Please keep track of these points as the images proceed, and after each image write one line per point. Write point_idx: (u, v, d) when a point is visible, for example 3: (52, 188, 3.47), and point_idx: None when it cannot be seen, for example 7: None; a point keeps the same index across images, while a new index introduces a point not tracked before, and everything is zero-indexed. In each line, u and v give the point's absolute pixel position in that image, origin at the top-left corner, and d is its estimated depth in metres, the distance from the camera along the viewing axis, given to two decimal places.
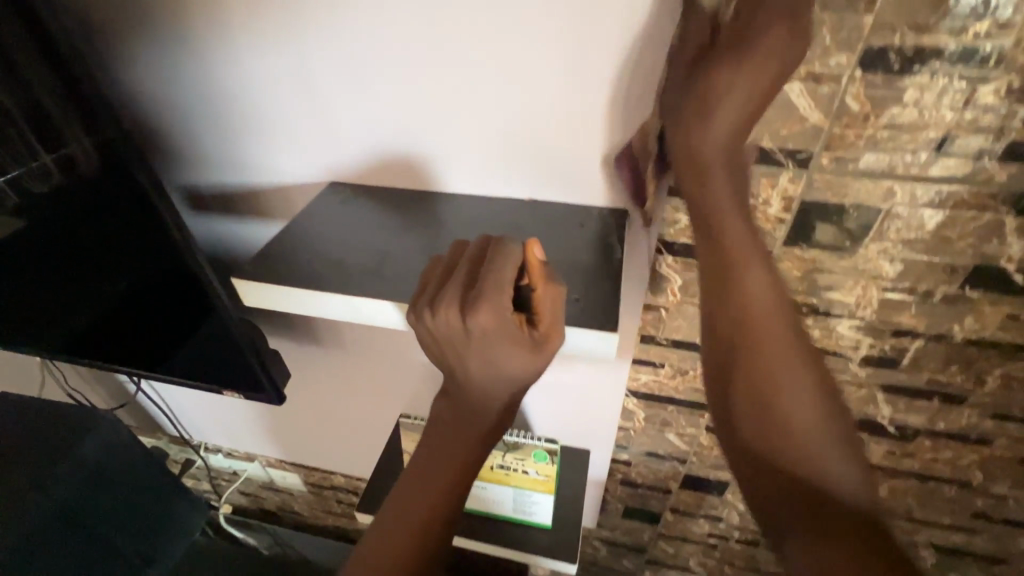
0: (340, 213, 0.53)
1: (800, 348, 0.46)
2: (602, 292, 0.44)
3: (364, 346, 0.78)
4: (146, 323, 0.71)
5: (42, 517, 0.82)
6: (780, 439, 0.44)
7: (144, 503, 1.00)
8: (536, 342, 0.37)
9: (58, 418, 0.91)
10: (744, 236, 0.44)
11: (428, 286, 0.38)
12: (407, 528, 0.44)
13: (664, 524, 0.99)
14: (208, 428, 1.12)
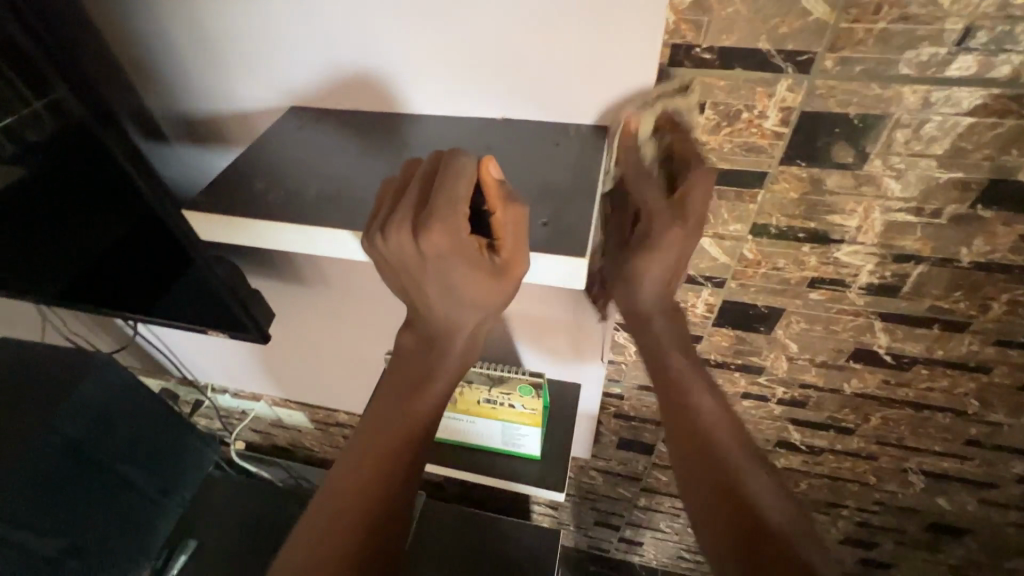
0: (300, 139, 0.50)
1: (717, 394, 0.54)
2: (573, 215, 0.39)
3: (349, 284, 0.76)
4: (123, 266, 0.69)
5: (52, 452, 0.85)
6: (704, 440, 0.51)
7: (151, 439, 1.03)
8: (497, 267, 0.36)
9: (57, 360, 0.92)
10: (678, 249, 0.48)
11: (382, 208, 0.36)
12: (378, 449, 0.48)
13: (657, 455, 1.01)
14: (210, 370, 1.14)
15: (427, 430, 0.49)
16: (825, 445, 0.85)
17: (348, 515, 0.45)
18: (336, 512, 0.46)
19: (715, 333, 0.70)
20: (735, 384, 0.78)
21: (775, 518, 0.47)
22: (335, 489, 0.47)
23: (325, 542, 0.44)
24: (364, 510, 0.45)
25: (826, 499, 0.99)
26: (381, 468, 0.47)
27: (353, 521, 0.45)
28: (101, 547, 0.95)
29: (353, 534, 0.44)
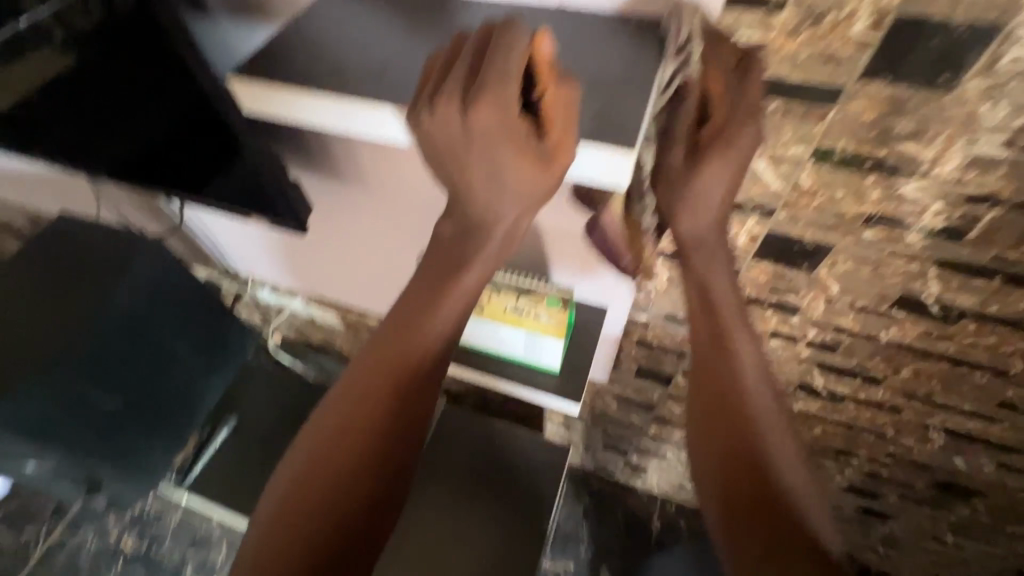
0: (343, 14, 0.48)
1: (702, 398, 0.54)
2: (622, 108, 0.38)
3: (388, 183, 0.76)
4: (172, 147, 0.70)
5: (111, 322, 0.93)
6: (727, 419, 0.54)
7: (202, 317, 1.10)
8: (544, 151, 0.35)
9: (114, 239, 0.98)
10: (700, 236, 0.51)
11: (427, 83, 0.36)
12: (400, 347, 0.50)
13: (674, 386, 1.03)
14: (250, 263, 1.19)
15: (447, 337, 0.51)
16: (848, 393, 0.84)
17: (370, 401, 0.50)
18: (359, 397, 0.50)
19: (754, 267, 0.68)
20: (765, 322, 0.76)
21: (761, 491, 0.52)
22: (365, 366, 0.51)
23: (348, 423, 0.50)
24: (385, 401, 0.50)
25: (837, 446, 1.00)
26: (402, 367, 0.50)
27: (376, 411, 0.50)
28: (160, 409, 1.05)
29: (372, 419, 0.50)
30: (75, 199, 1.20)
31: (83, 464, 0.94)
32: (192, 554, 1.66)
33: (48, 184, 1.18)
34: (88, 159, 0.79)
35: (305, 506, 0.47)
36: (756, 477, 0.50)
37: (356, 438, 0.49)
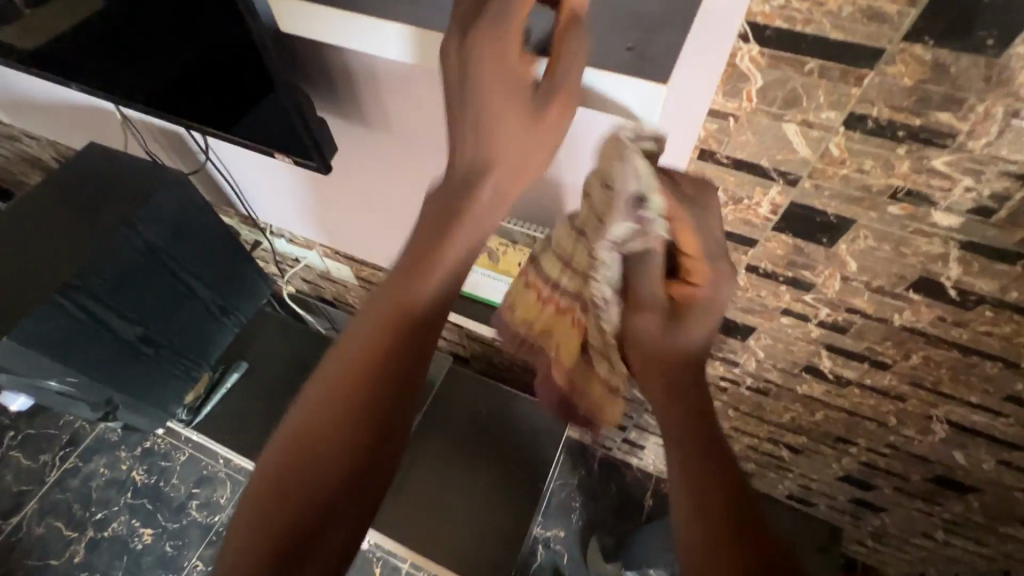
0: None
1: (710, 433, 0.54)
2: (657, 39, 0.49)
3: (413, 131, 0.77)
4: (202, 76, 0.71)
5: (132, 249, 0.94)
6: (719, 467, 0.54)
7: (217, 259, 1.12)
8: (542, 97, 0.48)
9: (139, 169, 0.99)
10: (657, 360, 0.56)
11: (461, 12, 0.47)
12: (392, 306, 0.52)
13: None
14: (269, 210, 1.20)
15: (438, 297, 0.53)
16: (854, 378, 0.84)
17: (360, 362, 0.52)
18: (352, 359, 0.52)
19: (772, 239, 0.68)
20: (778, 298, 0.76)
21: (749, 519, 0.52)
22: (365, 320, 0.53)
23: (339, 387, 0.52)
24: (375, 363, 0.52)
25: (837, 433, 1.00)
26: (391, 329, 0.52)
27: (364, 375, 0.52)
28: (170, 342, 1.08)
29: (360, 383, 0.52)
30: (104, 132, 1.21)
31: (98, 388, 0.98)
32: (197, 491, 1.73)
33: (79, 115, 1.20)
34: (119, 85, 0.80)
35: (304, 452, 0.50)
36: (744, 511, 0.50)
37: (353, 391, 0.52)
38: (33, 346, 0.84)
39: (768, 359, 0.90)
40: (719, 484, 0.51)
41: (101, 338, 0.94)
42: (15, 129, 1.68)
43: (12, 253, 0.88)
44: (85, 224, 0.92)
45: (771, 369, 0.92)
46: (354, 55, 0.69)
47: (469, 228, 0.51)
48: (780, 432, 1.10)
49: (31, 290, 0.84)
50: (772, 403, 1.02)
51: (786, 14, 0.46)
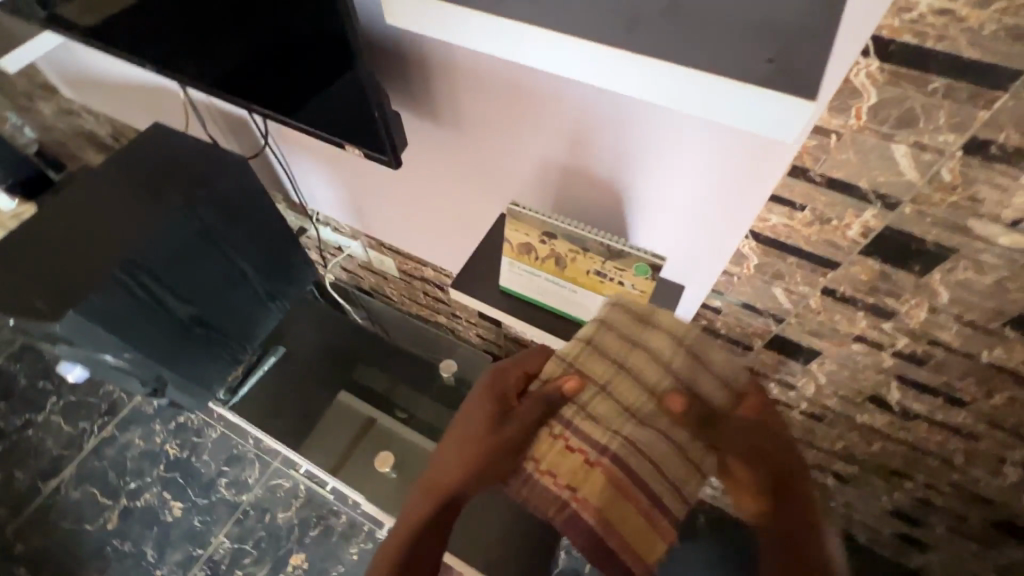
0: None
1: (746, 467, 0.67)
2: (807, 49, 0.34)
3: (485, 128, 0.76)
4: (281, 62, 0.71)
5: (192, 231, 0.94)
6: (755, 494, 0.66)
7: (269, 246, 1.13)
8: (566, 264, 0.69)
9: (202, 152, 1.00)
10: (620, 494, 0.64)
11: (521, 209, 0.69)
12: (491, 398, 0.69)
13: None
14: (321, 199, 1.21)
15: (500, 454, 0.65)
16: (924, 412, 0.80)
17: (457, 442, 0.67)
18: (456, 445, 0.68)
19: (857, 263, 0.64)
20: (852, 324, 0.73)
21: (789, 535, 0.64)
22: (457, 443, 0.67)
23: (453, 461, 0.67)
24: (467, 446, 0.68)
25: (893, 466, 0.96)
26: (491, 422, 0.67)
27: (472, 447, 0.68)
28: (220, 324, 1.09)
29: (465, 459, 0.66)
30: (168, 112, 1.24)
31: (153, 366, 0.99)
32: (227, 469, 1.76)
33: (146, 94, 1.22)
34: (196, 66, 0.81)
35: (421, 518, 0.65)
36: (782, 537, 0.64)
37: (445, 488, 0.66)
38: (97, 320, 0.85)
39: (829, 385, 0.87)
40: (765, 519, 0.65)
41: (156, 315, 0.95)
42: (75, 104, 1.73)
43: (80, 227, 0.90)
44: (148, 204, 0.93)
45: (830, 396, 0.89)
46: (433, 44, 0.68)
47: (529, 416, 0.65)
48: (828, 460, 1.06)
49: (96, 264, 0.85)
50: (825, 430, 0.98)
51: (918, 29, 0.43)
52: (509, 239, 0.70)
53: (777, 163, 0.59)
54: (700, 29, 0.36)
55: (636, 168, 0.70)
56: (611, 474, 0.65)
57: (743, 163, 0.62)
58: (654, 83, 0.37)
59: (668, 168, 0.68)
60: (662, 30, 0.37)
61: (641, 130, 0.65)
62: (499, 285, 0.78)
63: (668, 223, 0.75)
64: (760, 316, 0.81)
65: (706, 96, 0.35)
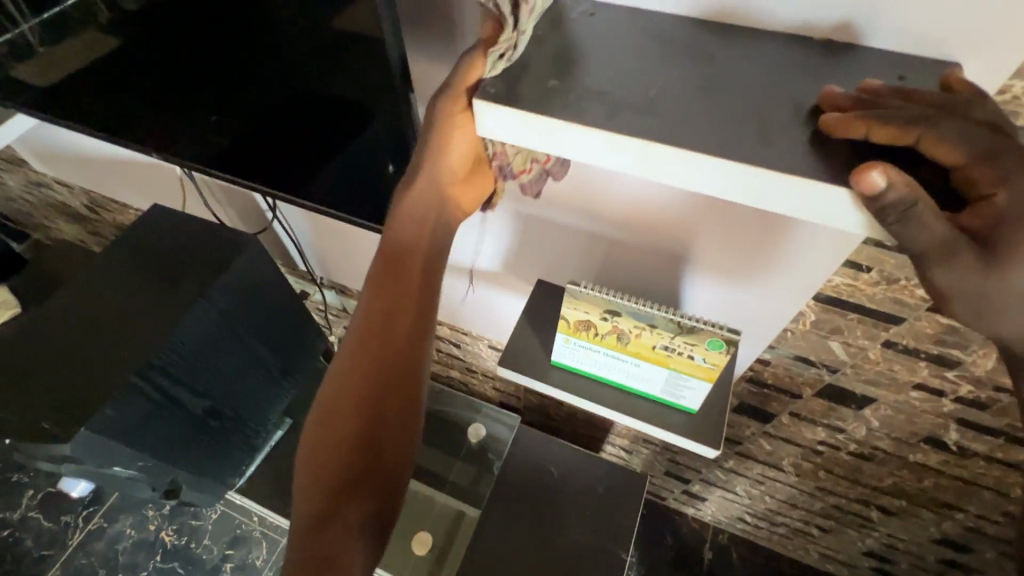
0: (590, 38, 0.43)
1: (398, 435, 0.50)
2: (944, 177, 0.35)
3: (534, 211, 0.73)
4: (327, 151, 0.71)
5: (206, 322, 0.88)
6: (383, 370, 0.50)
7: (283, 325, 1.06)
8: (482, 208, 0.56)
9: (210, 233, 0.94)
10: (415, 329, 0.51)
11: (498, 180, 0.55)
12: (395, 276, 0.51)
13: (774, 425, 0.99)
14: (338, 265, 1.17)
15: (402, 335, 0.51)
16: (982, 450, 0.80)
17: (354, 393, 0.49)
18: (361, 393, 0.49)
19: (923, 318, 0.64)
20: (913, 373, 0.72)
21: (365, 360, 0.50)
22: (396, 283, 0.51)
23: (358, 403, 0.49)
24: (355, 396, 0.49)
25: (944, 500, 0.96)
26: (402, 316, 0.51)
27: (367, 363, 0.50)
28: (235, 413, 1.02)
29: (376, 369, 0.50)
30: (161, 186, 1.18)
31: (168, 469, 0.91)
32: (231, 553, 1.63)
33: (139, 169, 1.16)
34: (225, 155, 0.79)
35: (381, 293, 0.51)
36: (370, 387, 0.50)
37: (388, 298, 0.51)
38: (109, 433, 0.78)
39: (882, 428, 0.86)
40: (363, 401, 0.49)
41: (171, 417, 0.87)
42: (46, 176, 1.63)
43: (83, 331, 0.83)
44: (160, 297, 0.86)
45: (882, 438, 0.88)
46: None
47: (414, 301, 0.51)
48: (875, 494, 1.05)
49: (107, 372, 0.78)
50: (873, 468, 0.97)
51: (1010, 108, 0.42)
52: (567, 316, 0.67)
53: (843, 241, 0.59)
54: (829, 143, 0.36)
55: (688, 249, 0.69)
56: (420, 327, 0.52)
57: (813, 246, 0.61)
58: (788, 199, 0.35)
59: (722, 247, 0.67)
60: (797, 144, 0.36)
61: (706, 217, 0.63)
62: (551, 360, 0.76)
63: (724, 295, 0.73)
64: (812, 367, 0.80)
65: (835, 212, 0.34)
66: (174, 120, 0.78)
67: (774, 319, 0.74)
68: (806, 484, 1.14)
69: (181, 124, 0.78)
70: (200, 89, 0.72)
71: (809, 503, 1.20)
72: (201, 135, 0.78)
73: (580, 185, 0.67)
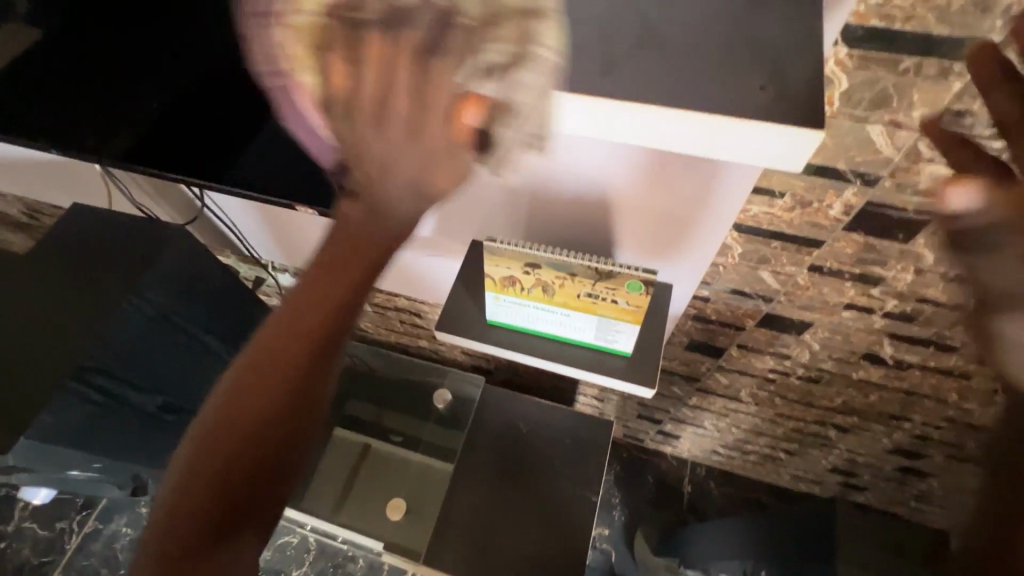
0: None
1: (242, 446, 0.46)
2: (800, 88, 0.38)
3: None
4: (221, 126, 0.68)
5: (143, 317, 0.86)
6: (285, 360, 0.45)
7: (228, 315, 1.04)
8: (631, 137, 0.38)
9: (140, 227, 0.92)
10: (340, 310, 0.45)
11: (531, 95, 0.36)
12: (335, 308, 0.45)
13: (726, 359, 1.01)
14: (283, 248, 1.14)
15: (326, 345, 0.46)
16: (916, 360, 0.83)
17: (252, 407, 0.45)
18: (213, 443, 0.45)
19: (840, 239, 0.64)
20: (842, 294, 0.73)
21: (287, 341, 0.45)
22: (319, 279, 0.45)
23: (235, 415, 0.45)
24: (280, 384, 0.45)
25: (890, 411, 1.00)
26: (324, 330, 0.45)
27: (287, 365, 0.45)
28: None
29: (259, 397, 0.45)
30: (86, 184, 1.14)
31: (128, 469, 0.92)
32: None
33: (66, 170, 1.11)
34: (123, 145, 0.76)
35: (326, 284, 0.44)
36: (289, 384, 0.45)
37: (321, 312, 0.45)
38: (55, 440, 0.78)
39: (823, 350, 0.88)
40: (281, 385, 0.45)
41: (123, 417, 0.87)
42: None
43: (11, 342, 0.81)
44: (87, 298, 0.84)
45: (825, 359, 0.90)
46: None
47: (343, 288, 0.44)
48: (829, 414, 1.09)
49: (42, 379, 0.78)
50: (823, 389, 1.00)
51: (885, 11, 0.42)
52: (490, 275, 0.67)
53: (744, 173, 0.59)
54: (667, 59, 0.39)
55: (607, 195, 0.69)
56: (326, 339, 0.46)
57: (716, 181, 0.62)
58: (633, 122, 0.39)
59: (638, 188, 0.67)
60: (636, 69, 0.39)
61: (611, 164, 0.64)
62: (487, 319, 0.76)
63: (651, 239, 0.74)
64: (749, 299, 0.81)
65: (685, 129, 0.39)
66: (62, 116, 0.74)
67: (700, 261, 0.75)
68: (766, 411, 1.17)
69: (83, 125, 0.75)
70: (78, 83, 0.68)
71: (772, 429, 1.25)
72: (100, 133, 0.75)
73: None
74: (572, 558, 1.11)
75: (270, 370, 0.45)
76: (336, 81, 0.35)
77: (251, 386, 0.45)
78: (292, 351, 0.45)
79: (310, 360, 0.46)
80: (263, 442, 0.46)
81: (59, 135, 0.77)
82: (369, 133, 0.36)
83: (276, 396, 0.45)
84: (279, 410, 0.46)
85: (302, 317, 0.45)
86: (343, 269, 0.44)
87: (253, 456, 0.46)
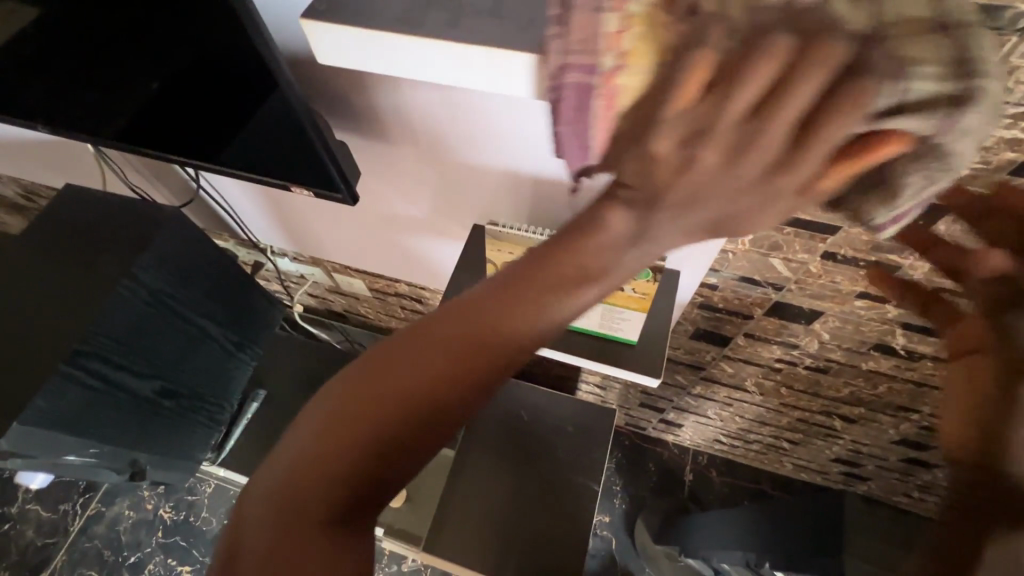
0: None
1: (353, 473, 0.37)
2: None
3: (437, 152, 0.70)
4: (212, 105, 0.66)
5: (138, 302, 0.84)
6: (431, 380, 0.37)
7: (224, 299, 1.02)
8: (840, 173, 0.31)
9: (133, 210, 0.89)
10: (500, 343, 0.38)
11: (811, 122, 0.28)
12: (502, 339, 0.38)
13: (732, 348, 0.99)
14: (280, 232, 1.11)
15: (480, 379, 0.38)
16: (929, 351, 0.80)
17: (376, 425, 0.37)
18: (306, 453, 0.37)
19: (858, 225, 0.61)
20: (855, 282, 0.71)
21: (441, 358, 0.37)
22: (499, 292, 0.38)
23: (353, 427, 0.37)
24: (408, 410, 0.37)
25: (899, 403, 0.98)
26: (487, 360, 0.38)
27: (427, 389, 0.37)
28: (191, 390, 1.01)
29: (391, 417, 0.37)
30: (79, 164, 1.11)
31: (125, 453, 0.91)
32: None
33: (58, 150, 1.09)
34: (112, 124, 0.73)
35: (504, 301, 0.37)
36: (424, 415, 0.37)
37: (491, 339, 0.37)
38: (49, 425, 0.77)
39: (833, 340, 0.86)
40: (415, 411, 0.37)
41: (118, 402, 0.85)
42: None
43: (3, 326, 0.79)
44: (80, 282, 0.82)
45: (834, 349, 0.88)
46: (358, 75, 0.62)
47: (513, 311, 0.37)
48: (835, 404, 1.07)
49: (34, 364, 0.76)
50: (830, 380, 0.98)
51: None
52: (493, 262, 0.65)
53: None
54: None
55: None
56: (481, 372, 0.38)
57: None
58: None
59: None
60: None
61: None
62: None
63: None
64: (758, 287, 0.79)
65: None
66: (48, 93, 0.71)
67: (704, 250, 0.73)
68: (771, 401, 1.16)
69: (74, 104, 0.72)
70: (63, 59, 0.65)
71: (776, 419, 1.23)
72: (89, 110, 0.72)
73: (463, 123, 0.63)
74: (572, 545, 1.11)
75: (401, 386, 0.37)
76: (655, 82, 0.31)
77: (385, 398, 0.37)
78: (444, 373, 0.37)
79: (453, 394, 0.38)
80: (371, 473, 0.37)
81: (46, 112, 0.75)
82: (663, 153, 0.31)
83: (411, 423, 0.37)
84: (404, 439, 0.37)
85: (455, 329, 0.38)
86: (520, 287, 0.37)
87: (352, 490, 0.37)
